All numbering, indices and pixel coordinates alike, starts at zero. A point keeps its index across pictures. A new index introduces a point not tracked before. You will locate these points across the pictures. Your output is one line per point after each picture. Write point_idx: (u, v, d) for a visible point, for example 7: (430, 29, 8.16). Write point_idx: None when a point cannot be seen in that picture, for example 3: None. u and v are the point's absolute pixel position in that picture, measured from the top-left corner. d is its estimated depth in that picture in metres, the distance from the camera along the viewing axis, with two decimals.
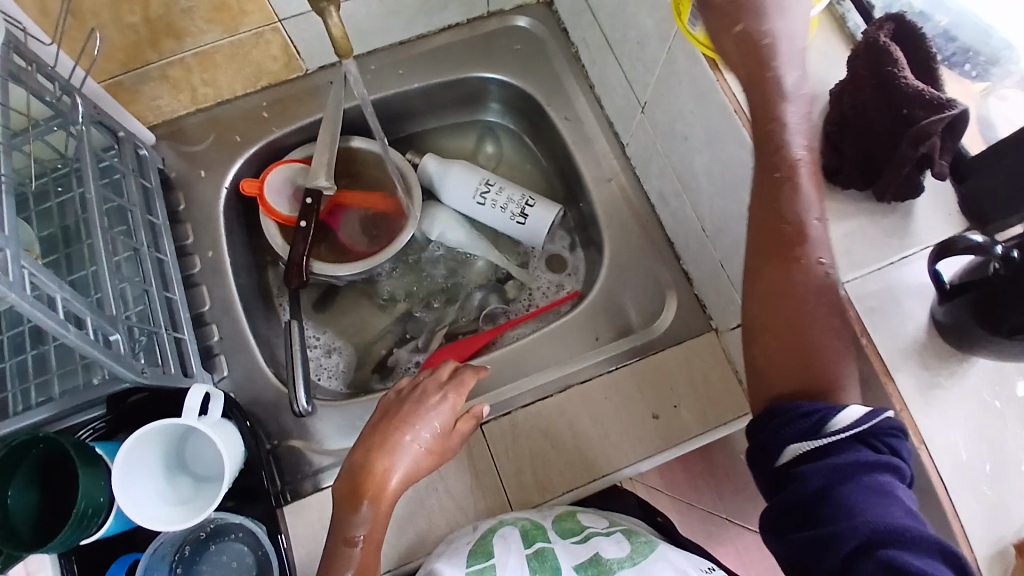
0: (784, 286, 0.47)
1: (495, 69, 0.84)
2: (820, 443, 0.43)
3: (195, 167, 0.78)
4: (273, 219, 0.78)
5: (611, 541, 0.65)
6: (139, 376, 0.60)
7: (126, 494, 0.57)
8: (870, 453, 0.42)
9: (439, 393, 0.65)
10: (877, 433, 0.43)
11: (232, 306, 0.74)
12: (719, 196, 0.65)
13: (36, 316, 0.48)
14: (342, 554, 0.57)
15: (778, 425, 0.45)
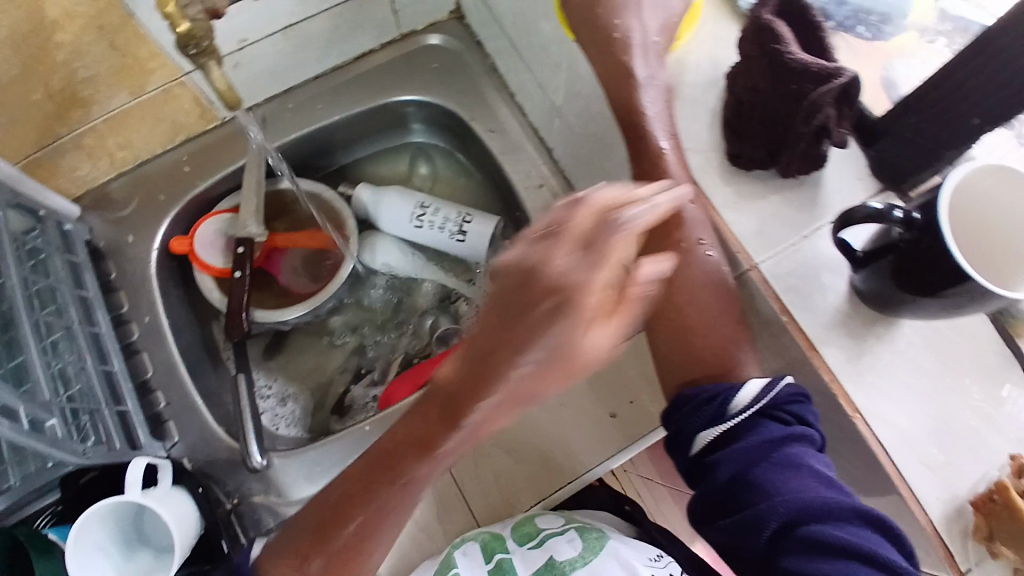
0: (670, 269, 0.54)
1: (412, 90, 0.83)
2: (727, 425, 0.49)
3: (123, 232, 0.77)
4: (208, 273, 0.78)
5: (564, 540, 0.67)
6: (82, 457, 0.62)
7: None
8: (775, 426, 0.48)
9: (547, 294, 0.35)
10: (779, 404, 0.49)
11: (176, 370, 0.74)
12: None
13: None
14: (392, 470, 0.45)
15: (691, 415, 0.51)
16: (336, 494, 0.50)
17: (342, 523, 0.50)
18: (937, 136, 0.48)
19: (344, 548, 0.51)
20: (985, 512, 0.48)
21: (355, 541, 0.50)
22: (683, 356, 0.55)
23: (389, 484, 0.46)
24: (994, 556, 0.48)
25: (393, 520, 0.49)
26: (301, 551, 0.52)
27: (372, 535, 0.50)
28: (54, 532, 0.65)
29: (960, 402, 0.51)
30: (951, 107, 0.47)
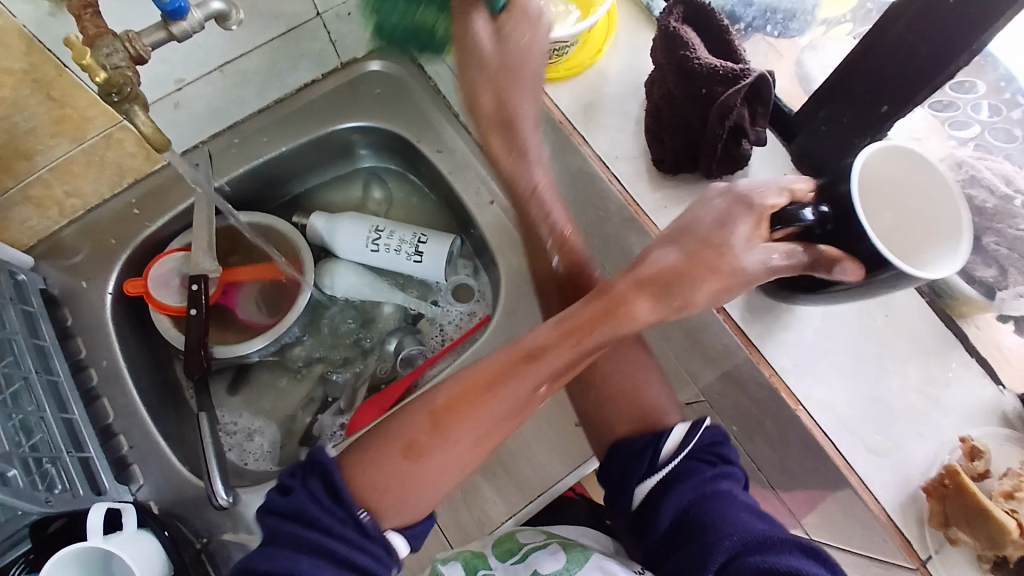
0: None
1: (357, 116, 0.84)
2: (662, 472, 0.51)
3: (78, 279, 0.78)
4: (164, 312, 0.78)
5: (548, 554, 0.63)
6: (42, 505, 0.60)
7: None
8: (706, 472, 0.51)
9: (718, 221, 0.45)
10: (702, 446, 0.52)
11: (138, 411, 0.74)
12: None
13: None
14: (519, 370, 0.45)
15: (625, 466, 0.53)
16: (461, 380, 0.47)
17: (458, 416, 0.46)
18: (849, 123, 0.49)
19: (442, 459, 0.47)
20: (938, 496, 0.48)
21: (458, 450, 0.47)
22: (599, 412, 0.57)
23: (505, 388, 0.46)
24: (952, 542, 0.48)
25: (492, 432, 0.47)
26: (412, 447, 0.47)
27: (467, 449, 0.47)
28: None
29: (901, 386, 0.52)
30: (865, 95, 0.47)
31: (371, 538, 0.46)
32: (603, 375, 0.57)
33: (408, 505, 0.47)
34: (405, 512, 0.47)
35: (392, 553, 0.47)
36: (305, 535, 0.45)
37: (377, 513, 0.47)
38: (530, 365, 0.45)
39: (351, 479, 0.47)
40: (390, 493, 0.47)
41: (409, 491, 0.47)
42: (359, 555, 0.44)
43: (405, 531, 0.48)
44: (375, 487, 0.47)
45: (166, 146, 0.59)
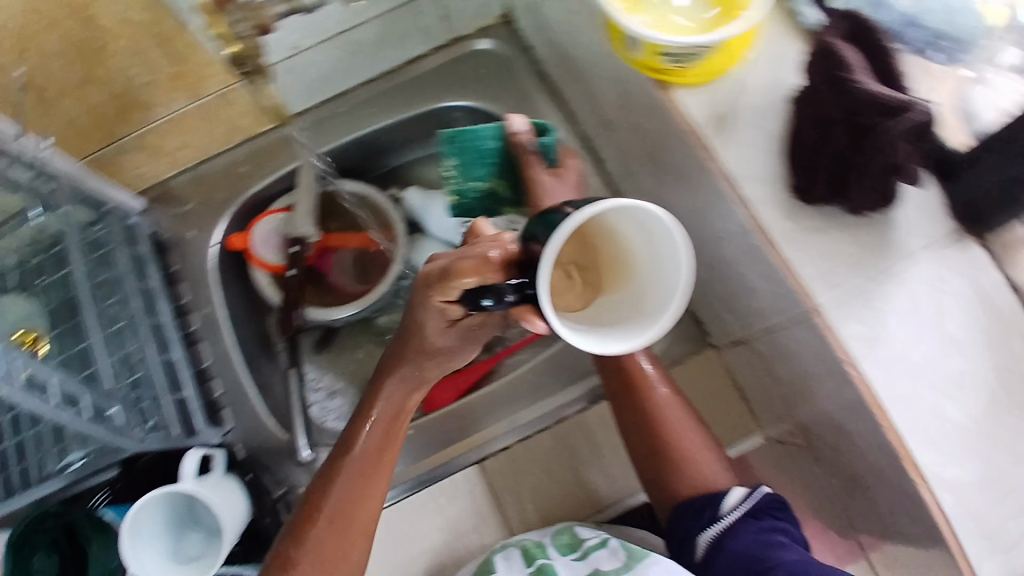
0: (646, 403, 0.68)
1: (463, 95, 0.83)
2: (722, 522, 0.61)
3: (186, 227, 0.81)
4: (263, 270, 0.81)
5: (607, 551, 0.65)
6: (138, 444, 0.67)
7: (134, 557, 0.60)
8: (763, 519, 0.60)
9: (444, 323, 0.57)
10: (760, 508, 0.60)
11: (231, 361, 0.77)
12: (687, 214, 0.61)
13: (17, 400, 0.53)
14: (341, 464, 0.61)
15: (692, 520, 0.62)
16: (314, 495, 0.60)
17: (309, 523, 0.59)
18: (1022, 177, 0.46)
19: (324, 544, 0.58)
20: None
21: (330, 520, 0.59)
22: (655, 479, 0.66)
23: (337, 477, 0.60)
24: None
25: (343, 527, 0.59)
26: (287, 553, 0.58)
27: (336, 540, 0.58)
28: (112, 511, 0.68)
29: None
30: None
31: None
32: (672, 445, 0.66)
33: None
34: None
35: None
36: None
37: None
38: (348, 456, 0.61)
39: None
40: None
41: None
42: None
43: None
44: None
45: None
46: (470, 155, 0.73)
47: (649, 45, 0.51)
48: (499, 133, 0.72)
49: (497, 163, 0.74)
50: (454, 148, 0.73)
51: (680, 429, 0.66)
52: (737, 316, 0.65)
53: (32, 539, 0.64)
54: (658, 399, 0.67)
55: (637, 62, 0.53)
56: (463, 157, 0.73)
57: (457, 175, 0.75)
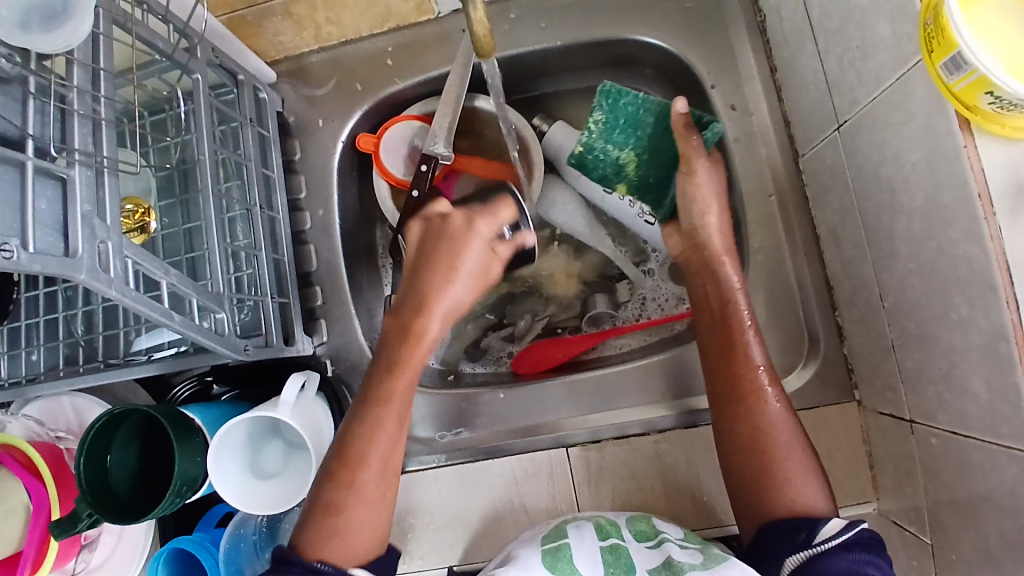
0: (763, 414, 0.58)
1: (654, 33, 0.72)
2: (813, 550, 0.51)
3: (315, 114, 0.75)
4: (386, 179, 0.74)
5: (686, 551, 0.57)
6: (240, 354, 0.59)
7: (213, 467, 0.55)
8: (856, 553, 0.49)
9: (482, 252, 0.64)
10: (859, 541, 0.50)
11: (338, 270, 0.73)
12: (920, 279, 0.52)
13: (127, 305, 0.48)
14: (367, 418, 0.58)
15: (778, 537, 0.53)
16: (344, 449, 0.57)
17: (349, 472, 0.56)
18: None
19: (367, 491, 0.56)
20: None
21: (370, 467, 0.56)
22: (754, 481, 0.57)
23: (370, 428, 0.57)
24: None
25: (386, 480, 0.57)
26: (331, 495, 0.55)
27: (376, 490, 0.56)
28: (196, 413, 0.59)
29: None
30: None
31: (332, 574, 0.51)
32: (783, 463, 0.56)
33: (350, 544, 0.54)
34: (349, 554, 0.54)
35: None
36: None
37: (333, 559, 0.53)
38: (378, 408, 0.58)
39: (307, 547, 0.54)
40: (345, 536, 0.54)
41: (341, 529, 0.54)
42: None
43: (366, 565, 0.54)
44: (328, 534, 0.54)
45: (487, 52, 0.50)
46: (622, 116, 0.66)
47: (978, 82, 0.40)
48: (661, 109, 0.65)
49: (644, 138, 0.66)
50: (607, 104, 0.66)
51: (784, 447, 0.56)
52: (914, 393, 0.57)
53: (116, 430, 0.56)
54: (766, 408, 0.58)
55: (949, 90, 0.43)
56: (613, 118, 0.66)
57: (597, 133, 0.66)
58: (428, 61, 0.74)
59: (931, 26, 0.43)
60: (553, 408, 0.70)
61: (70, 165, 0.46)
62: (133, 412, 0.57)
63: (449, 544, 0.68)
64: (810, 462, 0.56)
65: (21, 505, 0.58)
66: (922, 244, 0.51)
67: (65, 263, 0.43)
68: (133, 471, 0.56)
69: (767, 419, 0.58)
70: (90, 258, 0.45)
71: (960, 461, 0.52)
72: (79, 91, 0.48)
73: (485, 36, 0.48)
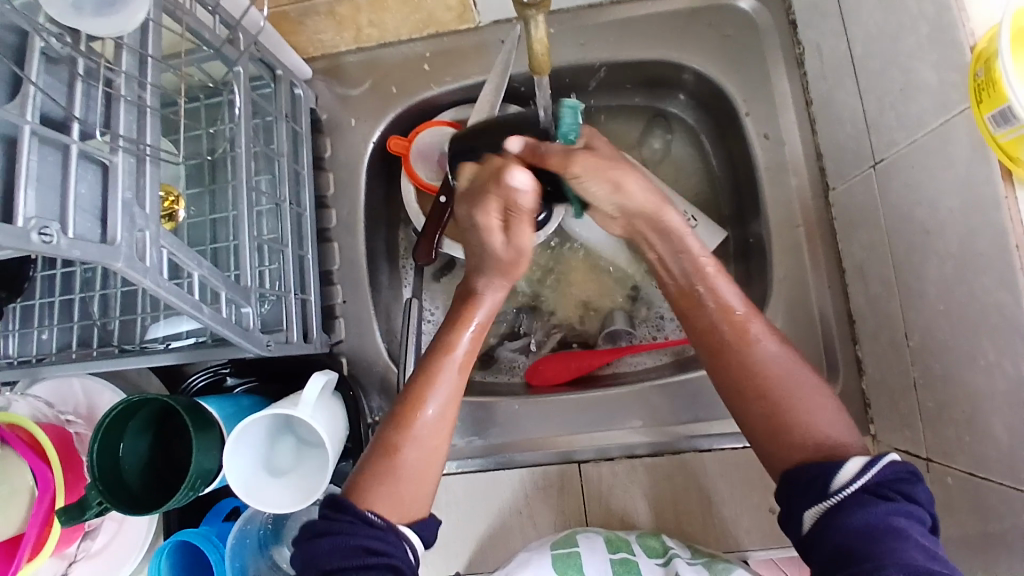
0: (743, 353, 0.53)
1: (691, 58, 0.72)
2: (832, 501, 0.45)
3: (348, 113, 0.75)
4: (413, 182, 0.74)
5: (694, 569, 0.60)
6: (262, 349, 0.59)
7: (229, 460, 0.55)
8: (879, 498, 0.44)
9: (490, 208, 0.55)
10: (884, 482, 0.45)
11: (361, 270, 0.73)
12: (948, 323, 0.52)
13: (160, 295, 0.47)
14: (434, 370, 0.55)
15: (797, 490, 0.48)
16: (406, 396, 0.55)
17: (410, 416, 0.53)
18: None
19: (424, 450, 0.53)
20: None
21: (427, 427, 0.53)
22: (768, 416, 0.51)
23: (431, 389, 0.54)
24: None
25: (443, 432, 0.54)
26: (387, 448, 0.53)
27: (433, 440, 0.54)
28: (213, 404, 0.59)
29: None
30: None
31: (383, 527, 0.49)
32: (783, 400, 0.51)
33: (403, 499, 0.51)
34: (401, 505, 0.51)
35: (408, 550, 0.50)
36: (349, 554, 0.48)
37: (383, 510, 0.50)
38: (448, 359, 0.56)
39: (357, 496, 0.51)
40: (399, 492, 0.51)
41: (397, 484, 0.51)
42: (368, 541, 0.48)
43: (409, 524, 0.51)
44: (381, 489, 0.51)
45: (541, 69, 0.50)
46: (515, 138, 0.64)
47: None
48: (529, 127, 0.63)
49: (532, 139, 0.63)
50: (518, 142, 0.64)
51: (794, 380, 0.52)
52: (933, 433, 0.56)
53: (132, 419, 0.55)
54: (764, 345, 0.53)
55: (994, 141, 0.44)
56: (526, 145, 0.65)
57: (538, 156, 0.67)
58: (466, 70, 0.74)
59: (981, 79, 0.44)
60: (565, 428, 0.69)
61: (114, 151, 0.45)
62: (148, 403, 0.56)
63: (454, 553, 0.68)
64: (819, 389, 0.51)
65: (26, 487, 0.58)
66: (953, 287, 0.51)
67: (103, 250, 0.42)
68: (144, 463, 0.55)
69: (753, 352, 0.53)
70: (129, 246, 0.44)
71: (977, 506, 0.52)
72: (126, 77, 0.48)
73: (542, 53, 0.49)
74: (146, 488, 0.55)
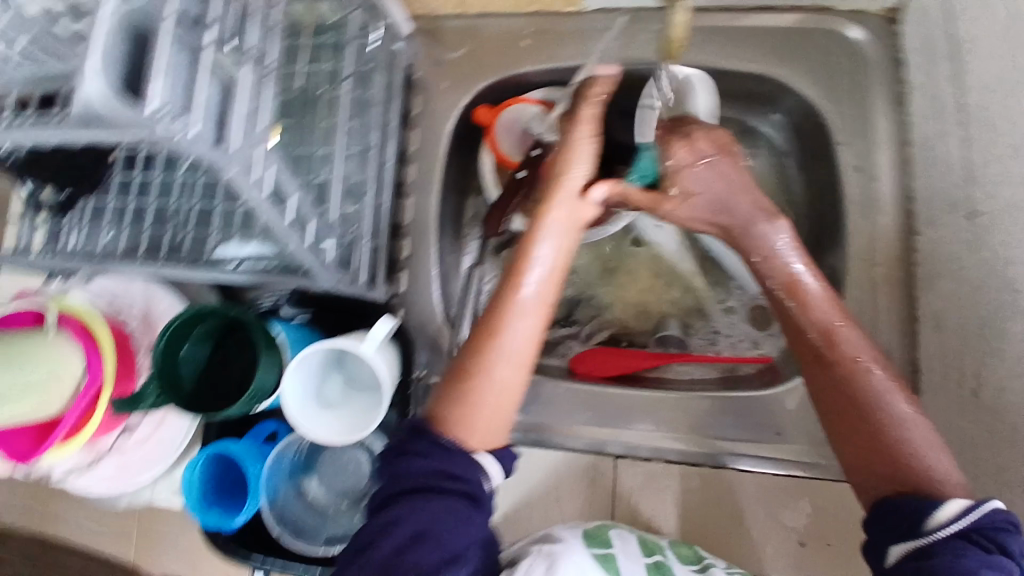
0: (838, 377, 0.56)
1: (794, 79, 0.71)
2: (923, 541, 0.48)
3: (442, 76, 0.76)
4: (494, 153, 0.75)
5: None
6: (333, 284, 0.60)
7: (290, 380, 0.55)
8: (970, 543, 0.46)
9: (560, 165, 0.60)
10: (980, 529, 0.47)
11: (430, 229, 0.73)
12: None
13: (260, 208, 0.47)
14: (509, 301, 0.55)
15: (887, 524, 0.51)
16: (481, 322, 0.56)
17: (485, 341, 0.55)
18: None
19: (501, 378, 0.54)
20: None
21: (503, 357, 0.54)
22: (865, 442, 0.54)
23: (510, 319, 0.55)
24: None
25: (521, 359, 0.55)
26: (462, 373, 0.55)
27: (508, 366, 0.54)
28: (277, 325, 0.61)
29: None
30: None
31: (458, 450, 0.51)
32: (878, 428, 0.54)
33: (478, 427, 0.53)
34: (477, 432, 0.53)
35: (485, 480, 0.51)
36: (433, 477, 0.50)
37: (459, 436, 0.52)
38: (522, 295, 0.55)
39: (436, 420, 0.53)
40: (473, 420, 0.53)
41: (471, 412, 0.53)
42: (449, 464, 0.51)
43: (493, 452, 0.54)
44: (454, 416, 0.53)
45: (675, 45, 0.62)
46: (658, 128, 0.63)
47: None
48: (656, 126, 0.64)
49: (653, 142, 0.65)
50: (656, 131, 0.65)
51: (894, 410, 0.54)
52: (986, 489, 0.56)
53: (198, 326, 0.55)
54: (869, 373, 0.56)
55: None
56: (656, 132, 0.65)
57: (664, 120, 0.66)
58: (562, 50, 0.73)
59: None
60: (601, 421, 0.68)
61: (236, 61, 0.44)
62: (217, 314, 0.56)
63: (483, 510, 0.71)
64: (917, 421, 0.54)
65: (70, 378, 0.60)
66: None
67: (220, 153, 0.42)
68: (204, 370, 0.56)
69: (856, 379, 0.56)
70: (243, 155, 0.43)
71: None
72: None
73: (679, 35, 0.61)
74: (204, 394, 0.55)
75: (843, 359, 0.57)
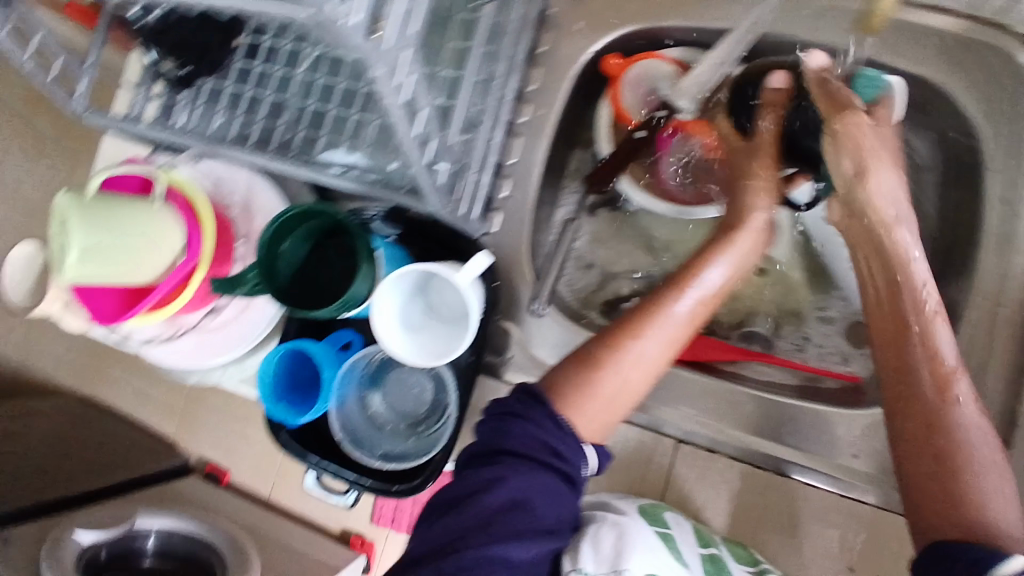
0: (926, 409, 0.52)
1: (962, 89, 0.64)
2: None
3: (577, 16, 0.71)
4: (614, 108, 0.72)
5: None
6: (438, 209, 0.58)
7: (384, 294, 0.56)
8: None
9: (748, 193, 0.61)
10: None
11: (534, 174, 0.71)
12: None
13: (395, 116, 0.45)
14: (660, 308, 0.56)
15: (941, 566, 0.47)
16: (623, 318, 0.57)
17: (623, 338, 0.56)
18: None
19: (627, 376, 0.56)
20: None
21: (636, 361, 0.56)
22: (936, 482, 0.50)
23: (653, 325, 0.56)
24: None
25: (651, 365, 0.56)
26: (593, 359, 0.56)
27: (637, 368, 0.56)
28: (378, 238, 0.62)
29: None
30: None
31: (568, 433, 0.54)
32: (955, 473, 0.50)
33: (590, 416, 0.55)
34: (587, 420, 0.55)
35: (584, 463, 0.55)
36: (538, 450, 0.53)
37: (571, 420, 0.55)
38: (675, 307, 0.56)
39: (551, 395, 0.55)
40: (589, 408, 0.55)
41: (588, 401, 0.55)
42: (558, 443, 0.53)
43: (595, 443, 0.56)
44: (571, 399, 0.55)
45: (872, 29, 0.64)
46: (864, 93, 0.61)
47: None
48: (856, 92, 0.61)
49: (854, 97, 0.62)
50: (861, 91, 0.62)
51: (978, 458, 0.50)
52: None
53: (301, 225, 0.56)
54: (962, 414, 0.51)
55: None
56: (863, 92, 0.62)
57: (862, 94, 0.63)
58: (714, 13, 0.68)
59: None
60: (668, 406, 0.66)
61: None
62: (322, 217, 0.57)
63: None
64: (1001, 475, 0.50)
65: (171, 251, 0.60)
66: None
67: (373, 50, 0.39)
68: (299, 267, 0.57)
69: (946, 416, 0.51)
70: (391, 55, 0.40)
71: None
72: None
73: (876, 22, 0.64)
74: (295, 291, 0.56)
75: (936, 394, 0.52)
